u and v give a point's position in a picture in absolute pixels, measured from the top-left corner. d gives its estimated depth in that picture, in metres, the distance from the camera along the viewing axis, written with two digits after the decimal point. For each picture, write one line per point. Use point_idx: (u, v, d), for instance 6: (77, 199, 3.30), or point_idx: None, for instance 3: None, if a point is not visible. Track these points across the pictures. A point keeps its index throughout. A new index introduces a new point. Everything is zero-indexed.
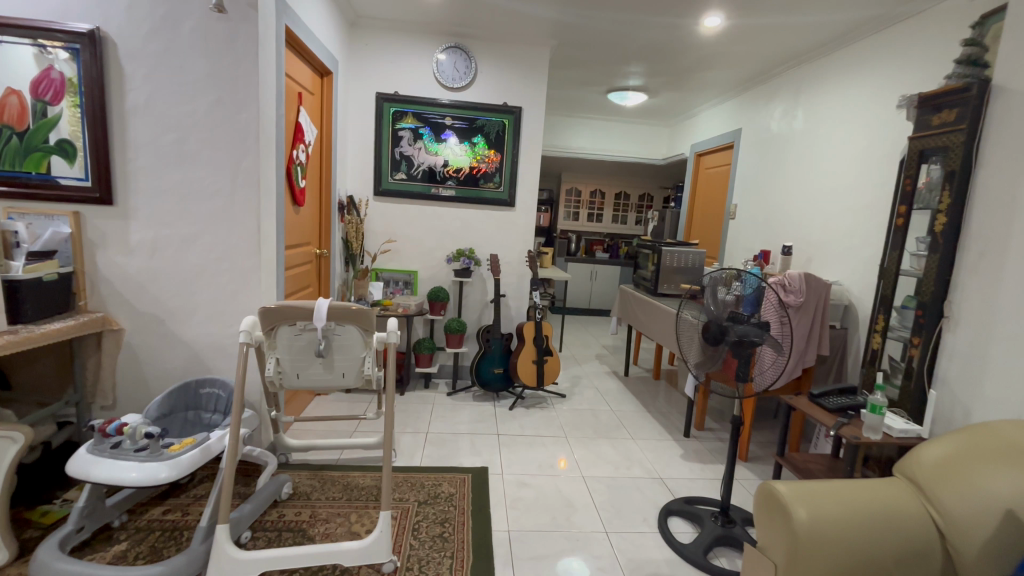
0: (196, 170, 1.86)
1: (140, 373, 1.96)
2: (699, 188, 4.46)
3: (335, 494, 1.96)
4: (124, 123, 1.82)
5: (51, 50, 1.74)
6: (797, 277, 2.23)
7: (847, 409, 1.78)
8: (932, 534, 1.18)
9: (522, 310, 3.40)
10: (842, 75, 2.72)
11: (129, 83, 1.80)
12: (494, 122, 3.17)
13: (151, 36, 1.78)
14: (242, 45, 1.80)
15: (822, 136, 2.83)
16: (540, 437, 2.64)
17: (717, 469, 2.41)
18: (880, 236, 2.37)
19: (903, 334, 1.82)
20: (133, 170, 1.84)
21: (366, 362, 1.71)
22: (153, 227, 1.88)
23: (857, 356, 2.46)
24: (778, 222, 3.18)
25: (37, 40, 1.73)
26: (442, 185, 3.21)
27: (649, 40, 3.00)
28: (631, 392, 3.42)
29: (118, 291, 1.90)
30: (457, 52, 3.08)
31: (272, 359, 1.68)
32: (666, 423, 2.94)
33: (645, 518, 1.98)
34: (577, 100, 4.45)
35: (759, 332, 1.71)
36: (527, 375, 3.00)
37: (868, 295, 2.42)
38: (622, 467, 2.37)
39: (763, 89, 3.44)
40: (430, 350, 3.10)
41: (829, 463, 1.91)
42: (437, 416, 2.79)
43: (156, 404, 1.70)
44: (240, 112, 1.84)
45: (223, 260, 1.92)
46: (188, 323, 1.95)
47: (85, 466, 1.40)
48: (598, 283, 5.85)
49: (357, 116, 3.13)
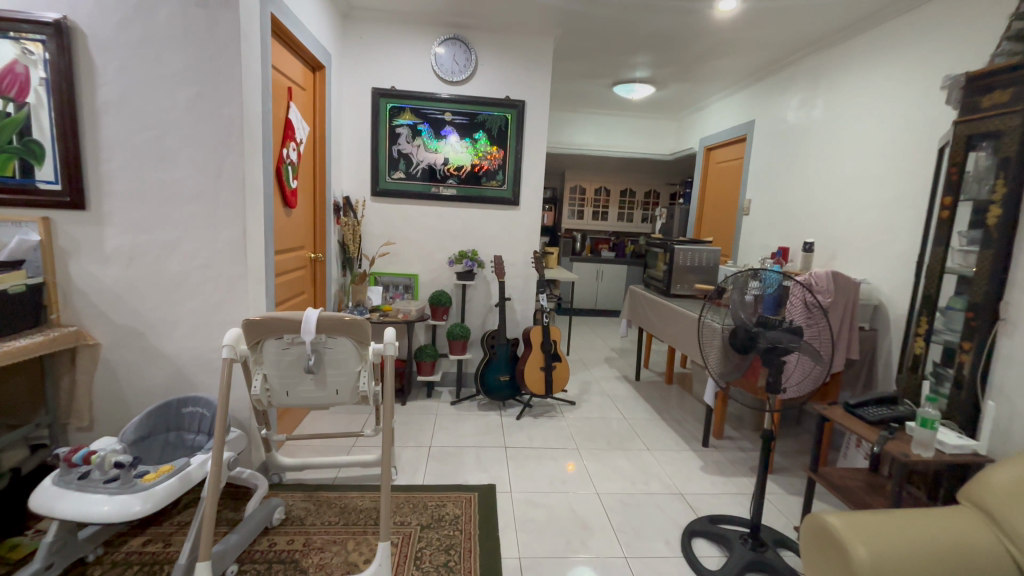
0: (176, 171, 1.72)
1: (118, 391, 1.81)
2: (709, 183, 4.30)
3: (331, 519, 1.81)
4: (95, 122, 1.67)
5: (31, 48, 1.60)
6: (824, 276, 2.13)
7: (890, 421, 1.62)
8: (1012, 569, 1.02)
9: (528, 313, 3.25)
10: (866, 60, 2.56)
11: (101, 76, 1.65)
12: (497, 117, 3.02)
13: (124, 25, 1.64)
14: (223, 34, 1.66)
15: (845, 125, 2.67)
16: (550, 449, 2.49)
17: (741, 482, 2.26)
18: (913, 231, 2.21)
19: (951, 337, 1.65)
20: (106, 171, 1.70)
21: (362, 377, 1.58)
22: (131, 233, 1.74)
23: (888, 360, 2.30)
24: (797, 218, 3.02)
25: (17, 35, 1.60)
26: (443, 183, 3.06)
27: (658, 28, 2.84)
28: (643, 398, 3.27)
29: (94, 303, 1.76)
30: (456, 43, 2.93)
31: (259, 375, 1.55)
32: (682, 431, 2.78)
33: (667, 541, 1.83)
34: (581, 93, 4.29)
35: (792, 338, 1.54)
36: (535, 382, 2.84)
37: (901, 295, 2.26)
38: (638, 482, 2.22)
39: (778, 78, 3.28)
40: (432, 357, 2.95)
41: (868, 480, 1.75)
42: (440, 428, 2.64)
43: (133, 426, 1.56)
44: (223, 107, 1.69)
45: (208, 267, 1.77)
46: (170, 336, 1.81)
47: (49, 501, 1.27)
48: (604, 284, 5.70)
49: (354, 112, 2.98)
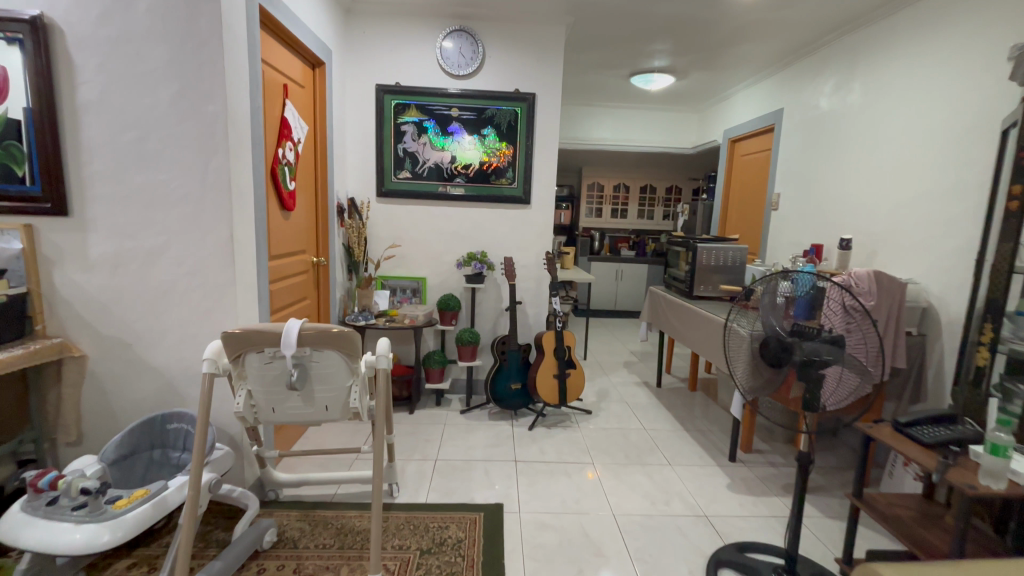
0: (160, 173, 1.63)
1: (107, 404, 1.74)
2: (734, 177, 4.06)
3: (326, 542, 1.69)
4: (76, 124, 1.60)
5: (14, 48, 1.53)
6: (865, 275, 1.96)
7: (950, 445, 1.42)
8: None
9: (541, 317, 3.09)
10: (909, 37, 2.32)
11: (81, 75, 1.57)
12: (506, 111, 2.87)
13: (102, 20, 1.55)
14: (206, 26, 1.55)
15: (886, 110, 2.43)
16: (564, 464, 2.33)
17: (772, 503, 2.06)
18: (968, 226, 1.98)
19: (1018, 346, 1.47)
20: (88, 175, 1.62)
21: (353, 392, 1.46)
22: (115, 239, 1.65)
23: (940, 369, 2.07)
24: (831, 213, 2.79)
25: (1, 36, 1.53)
26: (451, 183, 2.94)
27: (676, 11, 2.65)
28: (665, 406, 3.08)
29: (79, 313, 1.69)
30: (462, 35, 2.80)
31: (243, 391, 1.44)
32: (707, 444, 2.59)
33: (691, 570, 1.65)
34: (597, 85, 4.11)
35: (833, 350, 1.36)
36: (548, 391, 2.69)
37: (954, 296, 2.03)
38: (658, 502, 2.04)
39: (810, 62, 3.04)
40: (441, 364, 2.82)
41: (922, 510, 1.54)
42: (448, 439, 2.51)
43: (115, 444, 1.48)
44: (206, 104, 1.59)
45: (195, 274, 1.68)
46: (158, 347, 1.72)
47: (14, 530, 1.19)
48: (624, 284, 5.51)
49: (357, 110, 2.88)
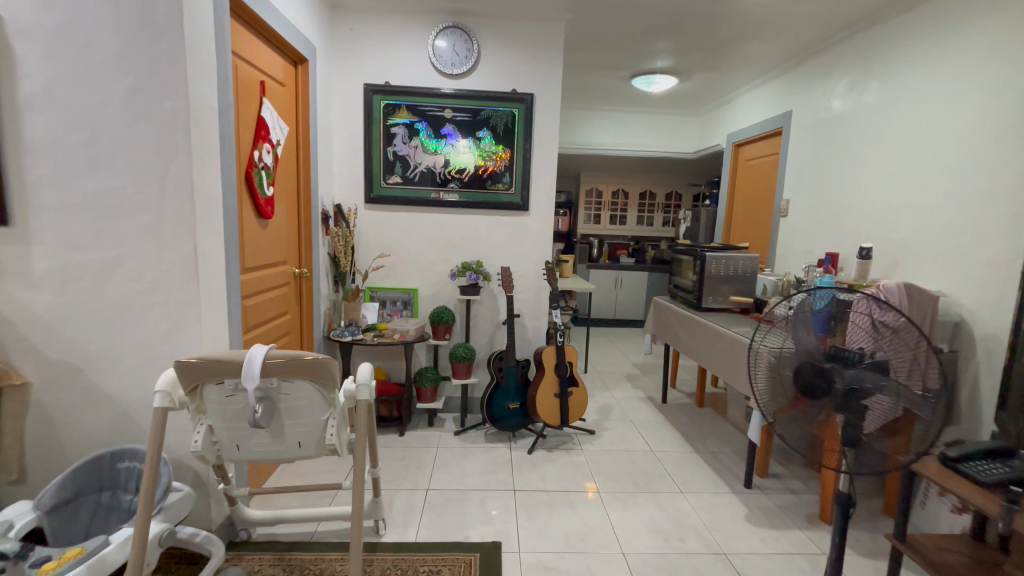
0: (112, 179, 1.44)
1: (55, 438, 1.55)
2: (738, 182, 3.91)
3: None
4: (18, 123, 1.41)
5: None
6: (895, 288, 1.81)
7: (1008, 485, 1.25)
8: None
9: (540, 331, 2.91)
10: (932, 32, 2.18)
11: (22, 68, 1.39)
12: (503, 113, 2.71)
13: (46, 6, 1.38)
14: (163, 14, 1.37)
15: (906, 111, 2.29)
16: (567, 493, 2.14)
17: (795, 537, 1.88)
18: (1006, 235, 1.83)
19: None
20: (31, 181, 1.43)
21: (329, 427, 1.28)
22: (62, 253, 1.46)
23: (974, 388, 1.92)
24: (847, 220, 2.63)
25: None
26: (444, 188, 2.76)
27: (682, 8, 2.50)
28: (672, 424, 2.90)
29: (23, 336, 1.50)
30: (455, 32, 2.63)
31: (202, 427, 1.25)
32: (721, 468, 2.41)
33: None
34: (597, 87, 3.95)
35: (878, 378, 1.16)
36: (549, 411, 2.51)
37: (990, 310, 1.88)
38: (672, 538, 1.85)
39: (821, 61, 2.89)
40: (433, 382, 2.64)
41: (973, 555, 1.36)
42: (441, 466, 2.32)
43: (53, 489, 1.30)
44: (164, 100, 1.41)
45: (154, 290, 1.49)
46: (111, 373, 1.53)
47: None
48: (624, 292, 5.35)
49: (344, 111, 2.70)
